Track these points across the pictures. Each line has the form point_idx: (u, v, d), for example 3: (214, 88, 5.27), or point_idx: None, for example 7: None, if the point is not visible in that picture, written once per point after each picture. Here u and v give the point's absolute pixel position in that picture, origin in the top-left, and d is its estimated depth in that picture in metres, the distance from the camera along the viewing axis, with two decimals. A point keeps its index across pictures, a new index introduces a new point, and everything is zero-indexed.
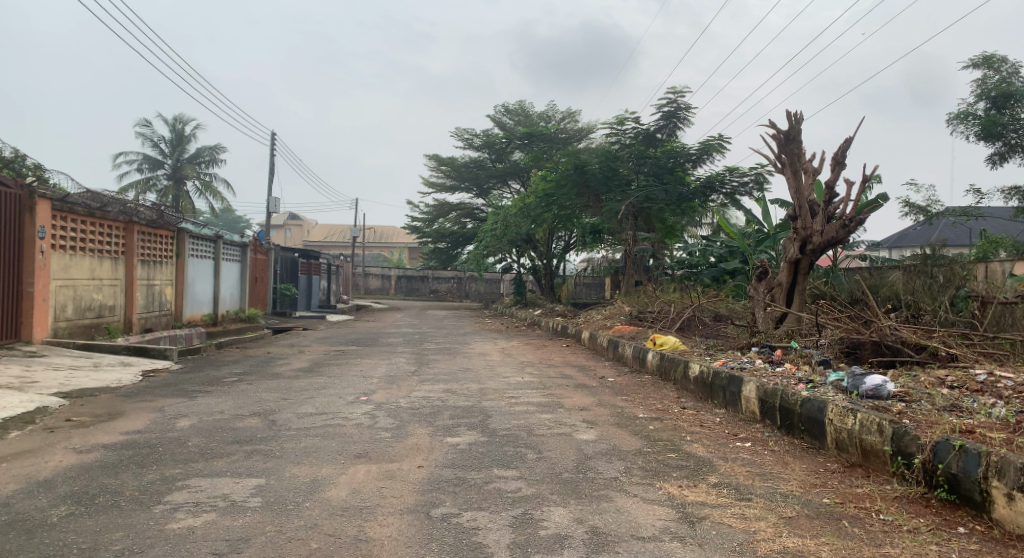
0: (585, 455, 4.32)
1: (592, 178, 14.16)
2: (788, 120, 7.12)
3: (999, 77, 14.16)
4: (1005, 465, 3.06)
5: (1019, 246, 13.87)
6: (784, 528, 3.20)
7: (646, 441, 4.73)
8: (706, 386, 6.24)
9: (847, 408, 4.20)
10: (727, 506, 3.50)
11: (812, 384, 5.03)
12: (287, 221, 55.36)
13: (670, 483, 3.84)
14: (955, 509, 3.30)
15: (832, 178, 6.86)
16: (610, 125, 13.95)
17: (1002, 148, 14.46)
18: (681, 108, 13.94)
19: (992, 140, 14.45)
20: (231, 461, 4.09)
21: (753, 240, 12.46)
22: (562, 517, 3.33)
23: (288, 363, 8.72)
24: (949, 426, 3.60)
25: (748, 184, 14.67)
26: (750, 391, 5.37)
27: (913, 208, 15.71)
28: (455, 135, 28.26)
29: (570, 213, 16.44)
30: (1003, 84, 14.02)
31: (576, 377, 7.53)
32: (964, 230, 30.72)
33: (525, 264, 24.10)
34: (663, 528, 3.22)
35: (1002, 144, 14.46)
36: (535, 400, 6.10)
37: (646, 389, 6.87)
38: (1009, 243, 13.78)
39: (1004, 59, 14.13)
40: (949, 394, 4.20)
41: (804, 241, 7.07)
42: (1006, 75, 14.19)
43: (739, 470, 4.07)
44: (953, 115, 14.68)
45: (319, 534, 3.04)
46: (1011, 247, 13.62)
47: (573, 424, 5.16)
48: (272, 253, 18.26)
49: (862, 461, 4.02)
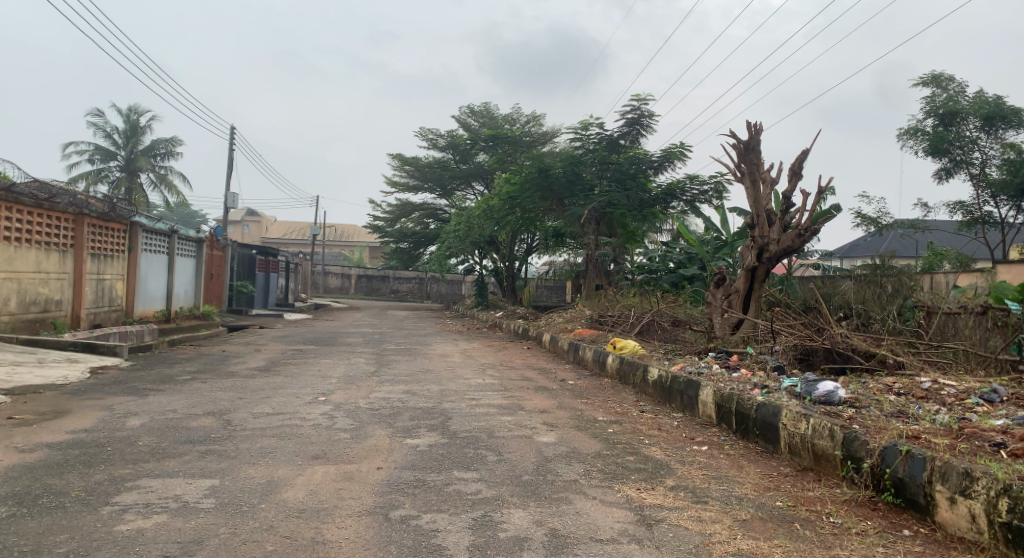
0: (545, 458, 4.34)
1: (555, 182, 14.14)
2: (748, 130, 7.26)
3: (946, 96, 14.75)
4: (948, 469, 3.22)
5: (962, 260, 14.54)
6: (739, 531, 3.31)
7: (605, 444, 4.76)
8: (663, 389, 6.34)
9: (800, 413, 4.31)
10: (684, 509, 3.57)
11: (767, 390, 5.15)
12: (245, 218, 54.24)
13: (629, 485, 3.89)
14: (900, 512, 3.44)
15: (788, 188, 7.03)
16: (575, 130, 14.10)
17: (948, 163, 15.12)
18: (643, 115, 14.06)
19: (939, 156, 15.07)
20: (183, 461, 3.98)
21: (711, 248, 12.75)
22: (520, 519, 3.34)
23: (244, 362, 8.50)
24: (896, 432, 3.73)
25: (707, 193, 14.99)
26: (707, 396, 5.47)
27: (865, 220, 16.32)
28: (419, 135, 28.04)
29: (533, 217, 16.46)
30: (949, 102, 14.64)
31: (537, 380, 7.55)
32: (912, 242, 32.31)
33: (487, 265, 24.06)
34: (621, 530, 3.27)
35: (948, 160, 15.10)
36: (496, 402, 6.09)
37: (606, 391, 6.96)
38: (954, 255, 14.36)
39: (950, 78, 14.77)
40: (897, 401, 4.35)
41: (761, 249, 7.24)
42: (952, 93, 14.80)
43: (695, 474, 4.14)
44: (903, 130, 15.26)
45: (275, 536, 2.98)
46: (955, 260, 14.25)
47: (533, 426, 5.17)
48: (229, 249, 17.76)
49: (813, 465, 4.13)
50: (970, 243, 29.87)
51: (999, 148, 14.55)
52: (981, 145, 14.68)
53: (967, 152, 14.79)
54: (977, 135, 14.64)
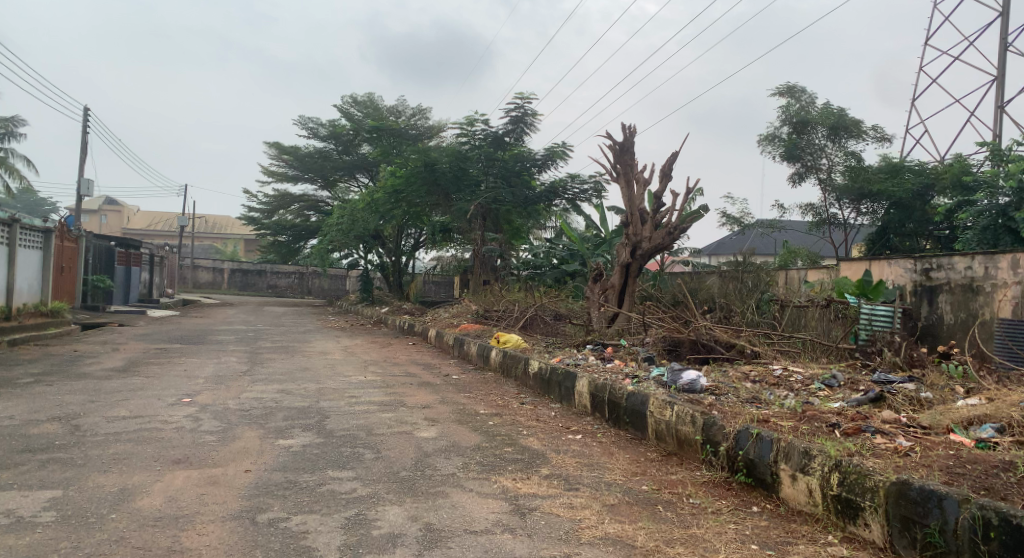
0: (424, 453, 4.32)
1: (440, 177, 14.10)
2: (623, 132, 7.57)
3: (799, 106, 16.13)
4: (791, 450, 3.56)
5: (811, 258, 15.96)
6: (606, 516, 3.47)
7: (485, 436, 4.83)
8: (543, 381, 6.50)
9: (666, 401, 4.57)
10: (556, 497, 3.69)
11: (637, 379, 5.41)
12: (105, 207, 49.88)
13: (505, 476, 3.96)
14: (750, 490, 3.75)
15: (660, 189, 7.41)
16: (460, 125, 14.07)
17: (800, 168, 16.55)
18: (527, 113, 14.27)
19: (792, 162, 16.46)
20: (19, 473, 3.60)
21: (591, 245, 13.19)
22: (395, 515, 3.31)
23: (98, 363, 7.82)
24: (749, 416, 4.05)
25: (588, 192, 15.47)
26: (583, 386, 5.67)
27: (730, 219, 17.54)
28: (298, 123, 26.98)
29: (419, 211, 16.34)
30: (801, 112, 16.02)
31: (419, 376, 7.50)
32: (770, 241, 35.21)
33: (372, 260, 23.63)
34: (495, 521, 3.33)
35: (800, 165, 16.53)
36: (375, 399, 5.99)
37: (488, 385, 7.05)
38: (804, 252, 15.74)
39: (802, 90, 16.16)
40: (751, 387, 4.71)
41: (635, 246, 7.59)
42: (804, 104, 16.20)
43: (569, 462, 4.28)
44: (762, 137, 16.55)
45: (125, 548, 2.77)
46: (805, 257, 15.61)
47: (413, 422, 5.14)
48: (84, 240, 16.25)
49: (677, 449, 4.39)
50: (817, 243, 33.01)
51: (842, 156, 16.08)
52: (828, 152, 16.17)
53: (816, 158, 16.25)
54: (824, 144, 16.11)
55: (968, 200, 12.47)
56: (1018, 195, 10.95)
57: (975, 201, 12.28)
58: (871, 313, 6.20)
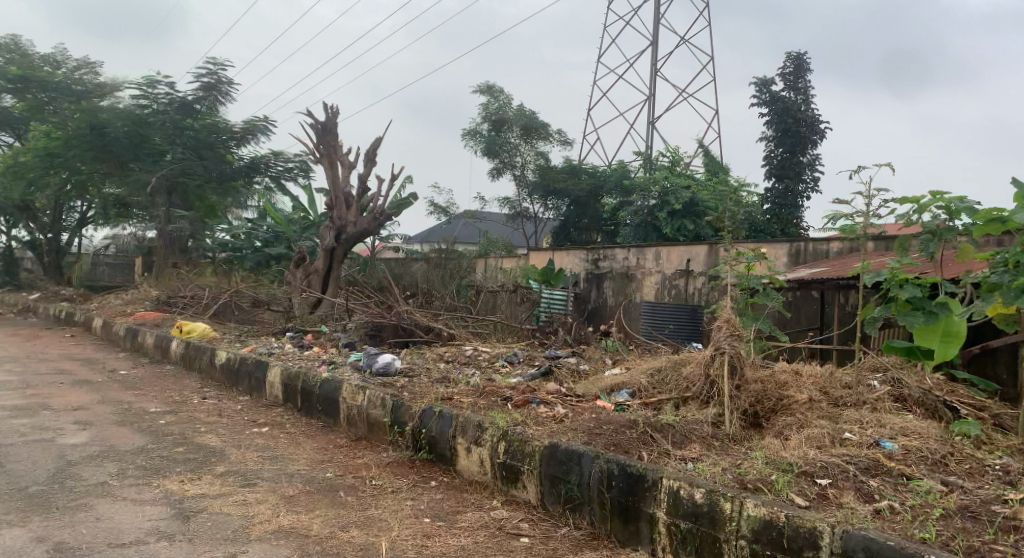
0: (68, 462, 3.70)
1: (114, 142, 12.66)
2: (325, 112, 7.40)
3: (497, 105, 17.58)
4: (467, 425, 3.82)
5: (507, 247, 17.47)
6: (282, 508, 3.31)
7: (149, 436, 4.31)
8: (232, 372, 6.04)
9: (357, 387, 4.55)
10: (227, 496, 3.42)
11: (333, 366, 5.32)
12: None
13: (170, 479, 3.57)
14: (431, 466, 3.94)
15: (364, 172, 7.40)
16: (140, 87, 12.67)
17: (499, 164, 18.01)
18: (220, 81, 13.47)
19: (492, 157, 17.86)
20: None
21: (296, 226, 13.01)
22: (15, 539, 2.77)
23: None
24: (434, 396, 4.23)
25: (292, 172, 15.05)
26: (275, 376, 5.39)
27: (437, 208, 18.38)
28: None
29: (82, 182, 13.99)
30: (499, 110, 17.49)
31: (73, 374, 6.42)
32: (473, 230, 38.00)
33: (19, 236, 19.66)
34: (150, 529, 2.96)
35: (498, 161, 17.99)
36: (6, 405, 4.95)
37: (164, 380, 6.33)
38: (502, 242, 17.20)
39: (500, 91, 17.65)
40: (442, 367, 4.95)
41: (338, 230, 7.69)
42: (502, 104, 17.71)
43: (250, 456, 4.03)
44: (466, 131, 17.68)
45: None
46: (503, 247, 17.10)
47: (57, 428, 4.37)
48: None
49: (366, 434, 4.40)
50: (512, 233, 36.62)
51: (533, 155, 17.90)
52: (521, 150, 17.87)
53: (512, 155, 17.84)
54: (518, 142, 17.79)
55: (628, 199, 14.89)
56: (663, 198, 13.69)
57: (632, 200, 14.74)
58: (549, 301, 7.29)
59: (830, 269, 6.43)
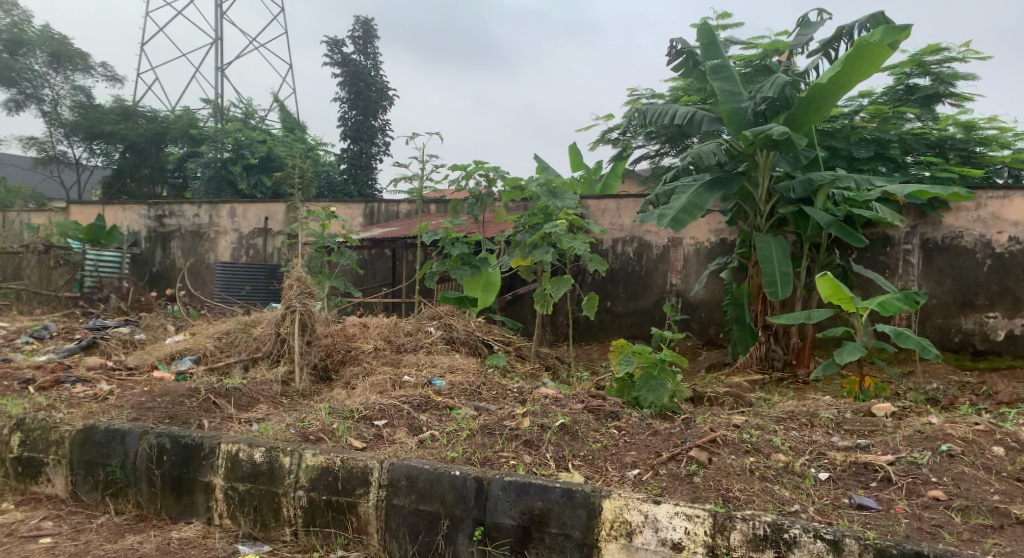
0: None
1: None
2: None
3: (10, 21, 13.79)
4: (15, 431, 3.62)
5: (34, 199, 14.40)
6: None
7: None
8: None
9: None
10: None
11: None
12: None
13: None
14: None
15: None
16: None
17: (16, 95, 14.10)
18: None
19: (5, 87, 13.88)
20: None
21: None
22: None
23: None
24: None
25: None
26: None
27: None
28: None
29: None
30: (14, 27, 13.74)
31: None
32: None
33: None
34: None
35: (16, 92, 14.10)
36: None
37: None
38: (25, 193, 14.10)
39: (14, 4, 13.92)
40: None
41: None
42: (16, 20, 13.97)
43: None
44: None
45: None
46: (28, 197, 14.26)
47: None
48: None
49: None
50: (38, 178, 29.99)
51: (69, 90, 14.64)
52: (51, 82, 14.41)
53: (38, 88, 14.25)
54: (43, 71, 14.25)
55: (198, 152, 14.29)
56: (235, 152, 14.04)
57: (202, 153, 14.24)
58: (97, 260, 8.31)
59: (402, 230, 8.07)
